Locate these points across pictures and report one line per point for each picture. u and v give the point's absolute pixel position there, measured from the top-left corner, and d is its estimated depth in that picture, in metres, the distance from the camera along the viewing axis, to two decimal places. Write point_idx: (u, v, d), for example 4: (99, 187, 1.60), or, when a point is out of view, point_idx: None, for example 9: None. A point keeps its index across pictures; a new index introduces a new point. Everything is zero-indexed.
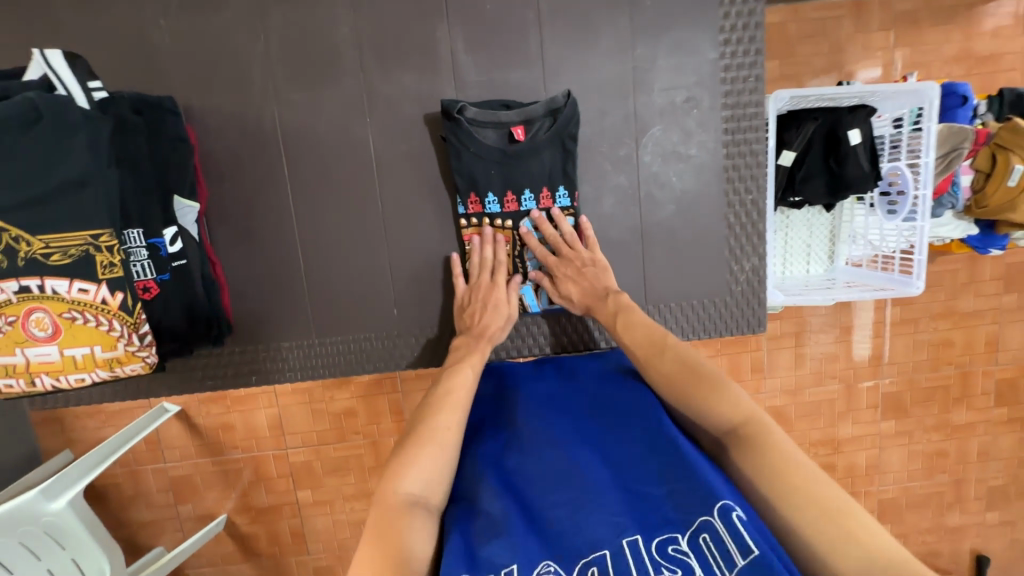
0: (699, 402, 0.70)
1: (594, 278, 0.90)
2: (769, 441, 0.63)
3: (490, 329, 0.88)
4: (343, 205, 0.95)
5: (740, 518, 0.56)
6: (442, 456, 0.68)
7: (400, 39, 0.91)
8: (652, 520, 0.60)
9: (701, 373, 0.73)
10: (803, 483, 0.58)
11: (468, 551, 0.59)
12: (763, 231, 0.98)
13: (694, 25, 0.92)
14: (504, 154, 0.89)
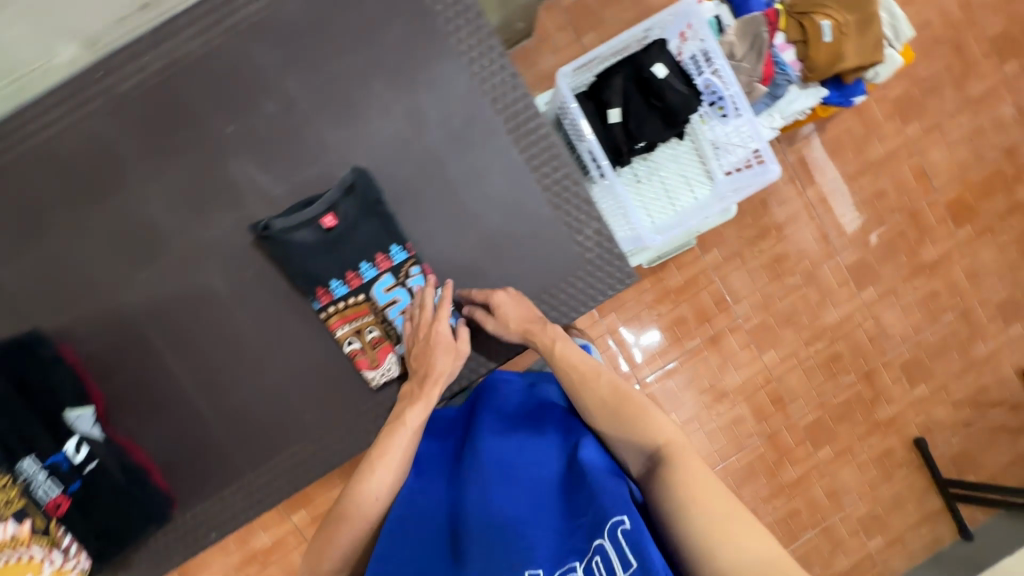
0: (630, 428, 0.78)
1: (506, 303, 0.96)
2: (686, 464, 0.71)
3: (440, 368, 0.92)
4: (221, 348, 1.02)
5: (624, 533, 0.65)
6: (385, 475, 0.84)
7: (203, 191, 1.00)
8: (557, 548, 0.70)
9: (630, 401, 0.81)
10: (698, 508, 0.66)
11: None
12: (587, 196, 1.04)
13: (437, 59, 1.00)
14: (326, 242, 0.96)
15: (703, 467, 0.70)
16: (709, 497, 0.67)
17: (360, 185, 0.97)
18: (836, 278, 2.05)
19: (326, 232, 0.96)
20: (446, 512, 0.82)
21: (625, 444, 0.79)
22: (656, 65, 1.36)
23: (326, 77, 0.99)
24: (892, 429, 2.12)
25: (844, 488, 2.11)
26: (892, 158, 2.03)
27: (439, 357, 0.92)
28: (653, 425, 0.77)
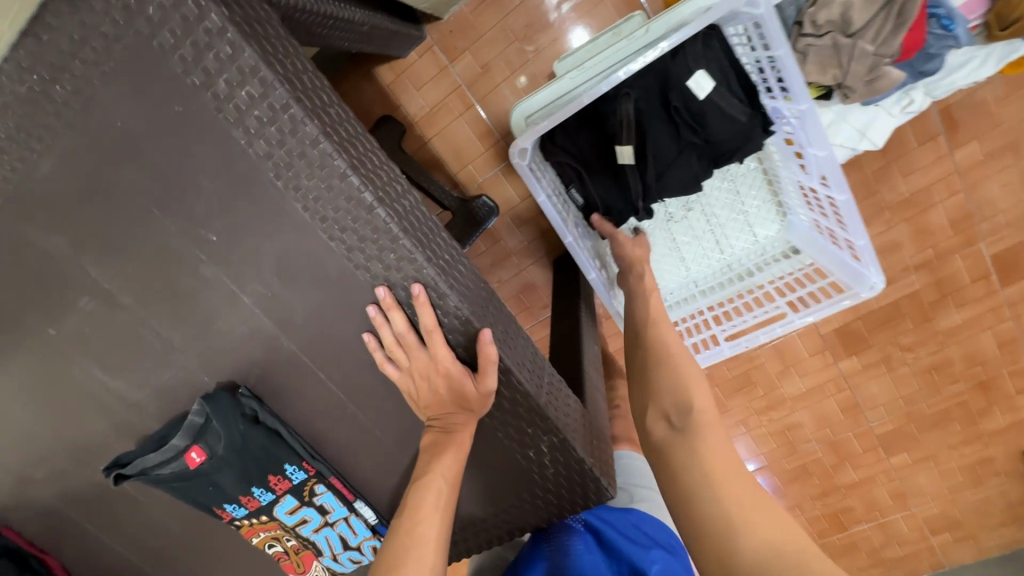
0: (661, 383, 0.69)
1: (438, 394, 0.66)
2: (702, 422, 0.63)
3: (441, 388, 0.66)
4: (148, 531, 0.94)
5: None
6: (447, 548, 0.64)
7: (52, 397, 0.80)
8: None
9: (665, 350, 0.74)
10: (707, 484, 0.57)
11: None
12: (537, 406, 0.69)
13: (280, 229, 0.62)
14: (196, 477, 0.76)
15: (712, 413, 0.65)
16: (722, 466, 0.59)
17: (217, 419, 0.71)
18: (971, 271, 1.29)
19: (190, 469, 0.75)
20: None
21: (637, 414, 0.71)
22: (692, 79, 0.81)
23: (136, 259, 0.67)
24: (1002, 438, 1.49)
25: (915, 491, 1.61)
26: None
27: (488, 378, 0.65)
28: (684, 368, 0.70)
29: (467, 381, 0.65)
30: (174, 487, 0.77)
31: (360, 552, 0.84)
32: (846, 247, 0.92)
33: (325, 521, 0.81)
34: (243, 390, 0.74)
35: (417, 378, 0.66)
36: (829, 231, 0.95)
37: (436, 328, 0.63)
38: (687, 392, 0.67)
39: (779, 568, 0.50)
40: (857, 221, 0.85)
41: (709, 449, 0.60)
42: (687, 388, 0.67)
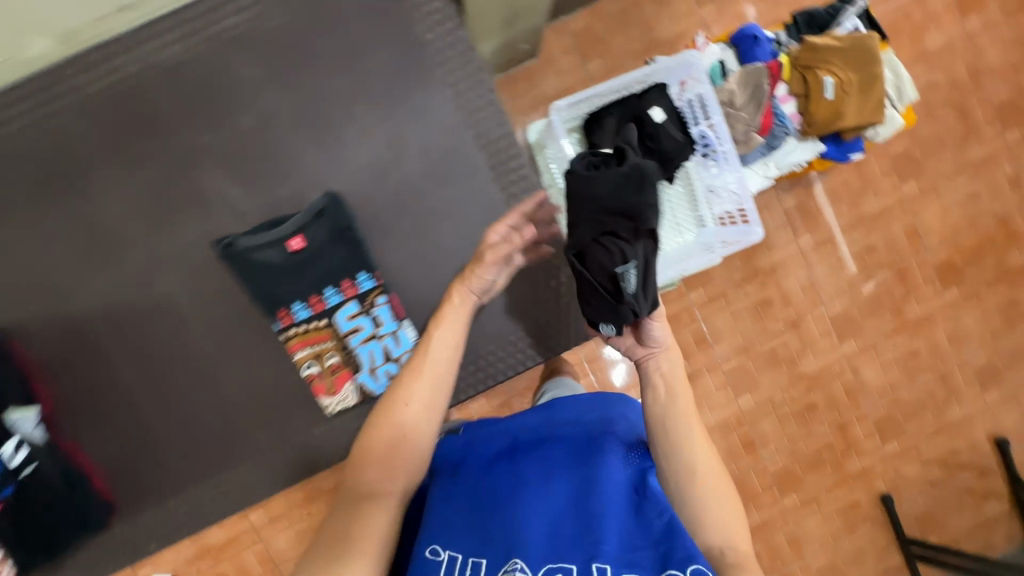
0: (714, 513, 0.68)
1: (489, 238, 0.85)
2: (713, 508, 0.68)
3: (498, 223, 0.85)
4: (173, 357, 1.01)
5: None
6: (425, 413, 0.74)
7: (168, 199, 0.98)
8: (619, 552, 0.65)
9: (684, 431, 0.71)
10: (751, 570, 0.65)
11: (431, 551, 0.70)
12: (563, 238, 1.02)
13: (422, 91, 0.99)
14: (289, 264, 0.95)
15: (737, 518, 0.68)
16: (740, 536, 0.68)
17: (332, 213, 0.97)
18: (821, 328, 1.74)
19: (289, 254, 0.95)
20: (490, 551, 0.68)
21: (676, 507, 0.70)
22: (653, 108, 1.35)
23: (306, 94, 0.98)
24: (862, 483, 1.75)
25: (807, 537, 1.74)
26: (888, 214, 1.73)
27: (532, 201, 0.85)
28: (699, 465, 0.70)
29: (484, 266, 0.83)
30: (263, 270, 0.95)
31: (394, 371, 0.99)
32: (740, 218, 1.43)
33: (373, 333, 0.98)
34: (333, 199, 0.96)
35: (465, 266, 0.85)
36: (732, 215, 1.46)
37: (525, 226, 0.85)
38: (726, 532, 0.68)
39: None
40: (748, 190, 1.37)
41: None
42: (721, 523, 0.68)
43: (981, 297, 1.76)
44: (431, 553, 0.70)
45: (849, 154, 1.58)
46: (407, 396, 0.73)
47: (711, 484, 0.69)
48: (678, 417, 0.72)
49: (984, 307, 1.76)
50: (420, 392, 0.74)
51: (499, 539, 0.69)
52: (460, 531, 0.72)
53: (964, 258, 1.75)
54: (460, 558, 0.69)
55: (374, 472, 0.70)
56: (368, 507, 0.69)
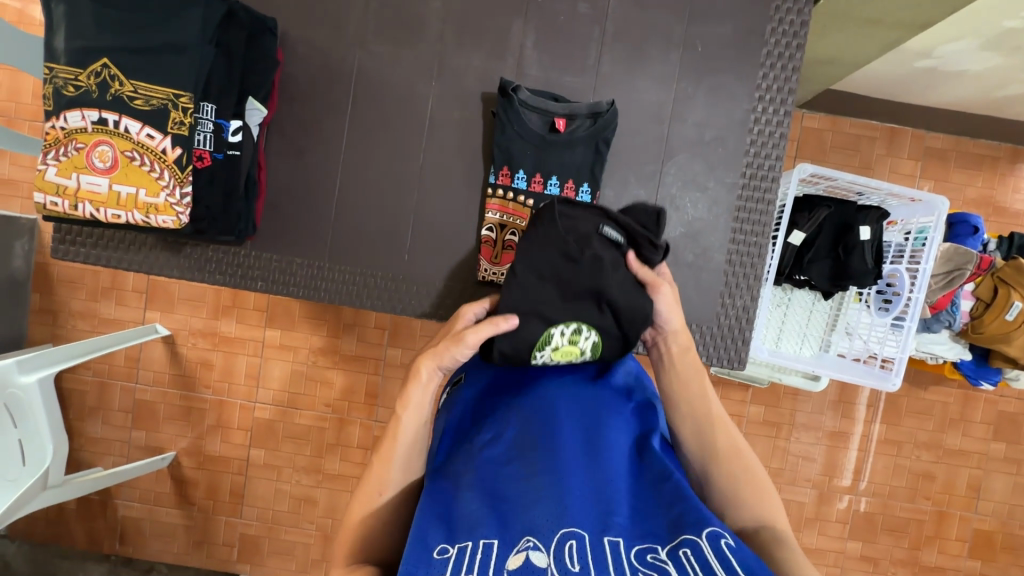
0: (736, 476, 0.69)
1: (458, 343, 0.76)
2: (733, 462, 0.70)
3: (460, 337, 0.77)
4: (389, 149, 1.05)
5: (730, 545, 0.53)
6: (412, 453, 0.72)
7: (477, 24, 1.03)
8: (633, 526, 0.59)
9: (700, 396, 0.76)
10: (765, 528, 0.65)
11: (437, 550, 0.57)
12: (761, 271, 1.04)
13: (734, 76, 1.03)
14: (541, 145, 1.00)
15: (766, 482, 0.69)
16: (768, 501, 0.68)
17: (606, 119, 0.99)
18: (840, 515, 2.01)
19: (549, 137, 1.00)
20: (492, 509, 0.62)
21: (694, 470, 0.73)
22: (866, 226, 1.36)
23: (643, 18, 1.02)
24: None
25: None
26: (964, 455, 1.99)
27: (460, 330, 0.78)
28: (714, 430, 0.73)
29: (461, 344, 0.75)
30: (515, 127, 0.99)
31: None
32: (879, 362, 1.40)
33: None
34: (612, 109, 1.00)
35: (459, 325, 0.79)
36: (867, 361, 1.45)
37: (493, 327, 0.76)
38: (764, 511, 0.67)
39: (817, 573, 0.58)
40: (909, 340, 1.33)
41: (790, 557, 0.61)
42: (756, 499, 0.67)
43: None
44: (436, 554, 0.56)
45: (982, 381, 1.60)
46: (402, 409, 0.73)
47: (733, 458, 0.71)
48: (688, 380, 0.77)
49: None
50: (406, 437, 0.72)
51: (500, 511, 0.61)
52: (469, 507, 0.61)
53: (1002, 536, 2.02)
54: (471, 545, 0.57)
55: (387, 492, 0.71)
56: (378, 527, 0.69)
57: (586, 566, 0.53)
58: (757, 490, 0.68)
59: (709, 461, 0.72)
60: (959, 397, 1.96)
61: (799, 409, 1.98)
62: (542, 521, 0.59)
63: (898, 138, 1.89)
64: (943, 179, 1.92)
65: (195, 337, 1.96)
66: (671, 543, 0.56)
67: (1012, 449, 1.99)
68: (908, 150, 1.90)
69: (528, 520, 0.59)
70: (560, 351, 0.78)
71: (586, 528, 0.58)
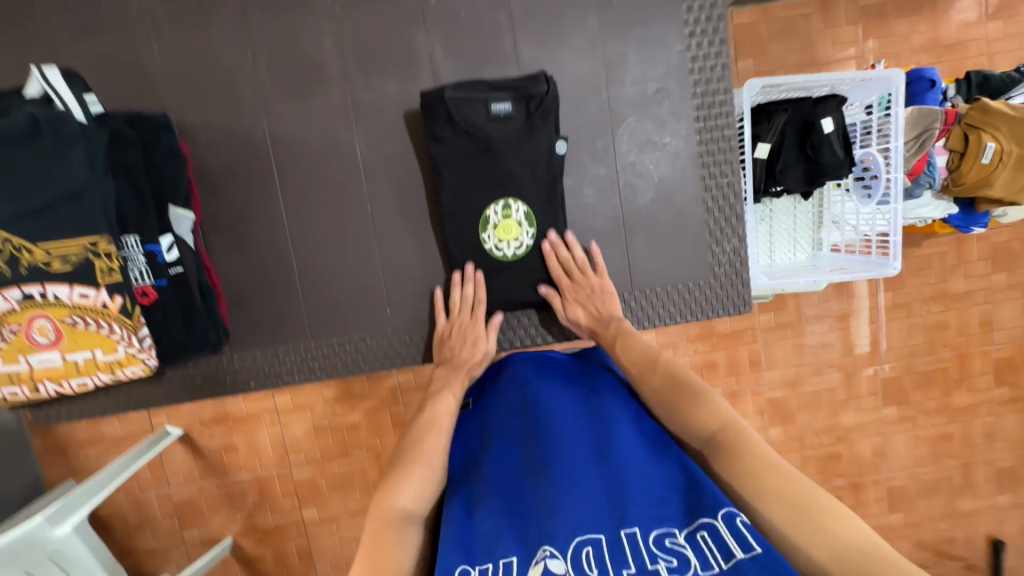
0: (694, 415, 0.71)
1: (463, 331, 0.95)
2: (707, 404, 0.70)
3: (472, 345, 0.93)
4: (332, 208, 0.99)
5: (745, 521, 0.55)
6: (433, 459, 0.73)
7: (377, 49, 0.95)
8: (651, 514, 0.60)
9: (673, 383, 0.75)
10: (752, 454, 0.64)
11: (457, 571, 0.59)
12: (741, 212, 1.01)
13: (660, 20, 0.96)
14: (489, 127, 0.91)
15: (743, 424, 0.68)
16: (748, 436, 0.66)
17: (543, 98, 0.90)
18: (870, 387, 2.07)
19: (497, 118, 0.90)
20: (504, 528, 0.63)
21: (675, 432, 0.73)
22: (826, 118, 1.33)
23: None
24: None
25: None
26: (970, 296, 2.04)
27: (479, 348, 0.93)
28: (698, 404, 0.71)
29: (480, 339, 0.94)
30: (447, 134, 0.91)
31: None
32: (875, 251, 1.39)
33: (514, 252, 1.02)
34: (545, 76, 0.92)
35: (450, 326, 0.96)
36: (862, 244, 1.44)
37: (442, 314, 0.98)
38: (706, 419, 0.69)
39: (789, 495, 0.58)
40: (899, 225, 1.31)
41: (745, 450, 0.65)
42: (694, 415, 0.71)
43: (1015, 399, 2.11)
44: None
45: (974, 226, 1.59)
46: (431, 436, 0.76)
47: (673, 388, 0.74)
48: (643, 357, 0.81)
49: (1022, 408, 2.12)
50: (435, 433, 0.76)
51: (518, 532, 0.63)
52: (483, 530, 0.63)
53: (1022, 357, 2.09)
54: (492, 566, 0.59)
55: (406, 500, 0.67)
56: (403, 534, 0.65)
57: (607, 569, 0.55)
58: (738, 439, 0.66)
59: (646, 378, 0.78)
60: (951, 243, 1.99)
61: (806, 302, 2.01)
62: (561, 528, 0.60)
63: (830, 5, 1.78)
64: (889, 35, 1.81)
65: (209, 425, 1.94)
66: (687, 528, 0.57)
67: (1013, 276, 2.04)
68: (844, 15, 1.79)
69: (546, 528, 0.60)
70: (500, 230, 0.94)
71: (604, 529, 0.59)
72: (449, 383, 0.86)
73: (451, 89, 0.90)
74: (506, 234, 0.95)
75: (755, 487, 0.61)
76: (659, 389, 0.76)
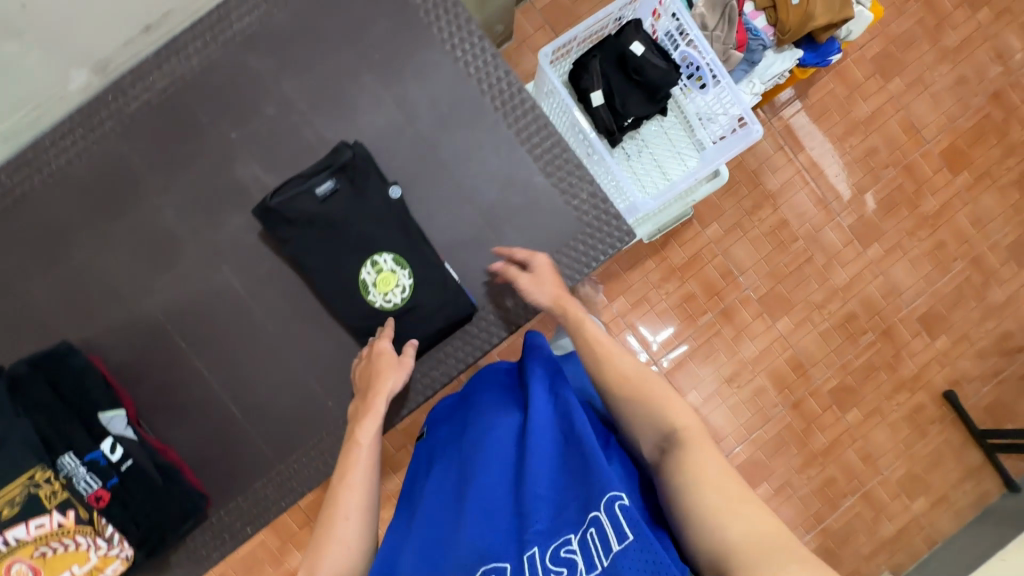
0: (659, 414, 0.76)
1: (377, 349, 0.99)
2: (670, 410, 0.76)
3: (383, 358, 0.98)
4: (241, 342, 1.06)
5: (623, 508, 0.64)
6: (360, 507, 0.81)
7: (211, 196, 1.05)
8: (552, 525, 0.69)
9: (638, 386, 0.81)
10: (703, 467, 0.69)
11: None
12: (577, 160, 1.07)
13: (420, 49, 1.06)
14: (323, 209, 0.99)
15: (704, 437, 0.72)
16: (704, 445, 0.71)
17: (354, 163, 1.00)
18: (842, 239, 2.06)
19: (329, 198, 0.99)
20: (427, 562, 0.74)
21: (631, 423, 0.79)
22: (633, 43, 1.40)
23: (317, 74, 1.05)
24: (921, 385, 2.08)
25: (878, 452, 2.05)
26: (880, 113, 2.05)
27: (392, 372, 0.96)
28: (663, 405, 0.77)
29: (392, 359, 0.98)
30: (293, 234, 0.98)
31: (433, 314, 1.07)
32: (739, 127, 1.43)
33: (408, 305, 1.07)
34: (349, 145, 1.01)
35: (362, 359, 1.01)
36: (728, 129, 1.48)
37: (355, 351, 1.03)
38: (668, 420, 0.75)
39: (720, 508, 0.65)
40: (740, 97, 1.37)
41: (690, 459, 0.70)
42: (661, 415, 0.76)
43: (982, 177, 2.07)
44: None
45: (829, 55, 1.65)
46: (351, 484, 0.83)
47: (635, 397, 0.80)
48: (604, 365, 0.85)
49: (994, 183, 2.08)
50: (359, 475, 0.84)
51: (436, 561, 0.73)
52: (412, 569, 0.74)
53: (962, 140, 2.07)
54: None
55: (341, 555, 0.77)
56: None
57: None
58: (698, 446, 0.71)
59: (609, 377, 0.83)
60: (834, 79, 2.03)
61: (741, 196, 2.03)
62: (474, 561, 0.69)
63: None
64: None
65: None
66: (580, 526, 0.67)
67: (908, 75, 2.05)
68: None
69: (462, 561, 0.70)
70: (380, 284, 1.02)
71: (508, 555, 0.69)
72: (369, 418, 0.91)
73: (275, 197, 0.98)
74: (386, 285, 1.02)
75: (693, 494, 0.67)
76: (631, 391, 0.80)
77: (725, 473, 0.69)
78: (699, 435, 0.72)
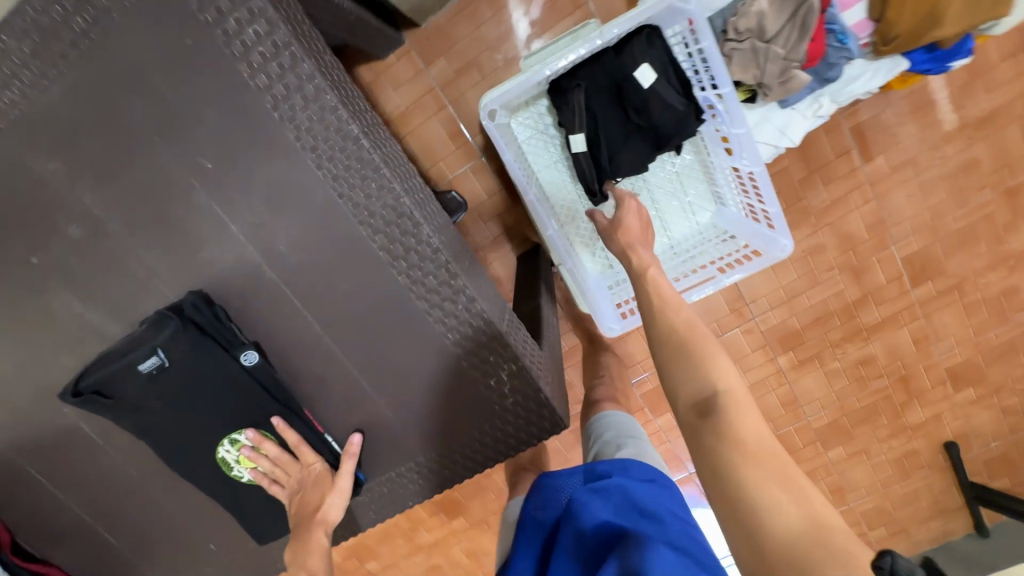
0: (708, 368, 0.59)
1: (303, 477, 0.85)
2: (715, 365, 0.59)
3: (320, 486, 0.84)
4: (107, 481, 0.93)
5: None
6: None
7: (24, 333, 0.81)
8: None
9: (692, 336, 0.63)
10: (748, 451, 0.51)
11: None
12: (499, 331, 0.78)
13: (271, 160, 0.69)
14: (154, 389, 0.76)
15: (754, 415, 0.55)
16: (745, 410, 0.54)
17: (185, 334, 0.74)
18: (886, 273, 1.30)
19: (157, 378, 0.75)
20: None
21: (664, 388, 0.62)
22: (640, 69, 0.92)
23: (128, 182, 0.72)
24: (923, 431, 1.47)
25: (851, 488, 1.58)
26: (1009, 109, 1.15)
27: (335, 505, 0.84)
28: (713, 363, 0.59)
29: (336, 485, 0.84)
30: (125, 420, 0.77)
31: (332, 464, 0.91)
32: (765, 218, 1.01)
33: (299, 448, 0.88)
34: (194, 299, 0.74)
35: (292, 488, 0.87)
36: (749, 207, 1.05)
37: (276, 484, 0.86)
38: (709, 375, 0.58)
39: (753, 492, 0.49)
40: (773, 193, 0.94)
41: (731, 435, 0.53)
42: (704, 370, 0.59)
43: None
44: None
45: (956, 60, 1.03)
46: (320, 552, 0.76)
47: (675, 349, 0.62)
48: (670, 310, 0.69)
49: None
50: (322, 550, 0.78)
51: None
52: None
53: None
54: None
55: None
56: None
57: None
58: (739, 410, 0.55)
59: (662, 329, 0.66)
60: None
61: None
62: None
63: None
64: None
65: None
66: None
67: None
68: None
69: None
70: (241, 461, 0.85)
71: None
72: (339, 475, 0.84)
73: (86, 377, 0.74)
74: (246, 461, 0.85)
75: (731, 487, 0.50)
76: (684, 337, 0.63)
77: (767, 450, 0.51)
78: (739, 401, 0.55)
